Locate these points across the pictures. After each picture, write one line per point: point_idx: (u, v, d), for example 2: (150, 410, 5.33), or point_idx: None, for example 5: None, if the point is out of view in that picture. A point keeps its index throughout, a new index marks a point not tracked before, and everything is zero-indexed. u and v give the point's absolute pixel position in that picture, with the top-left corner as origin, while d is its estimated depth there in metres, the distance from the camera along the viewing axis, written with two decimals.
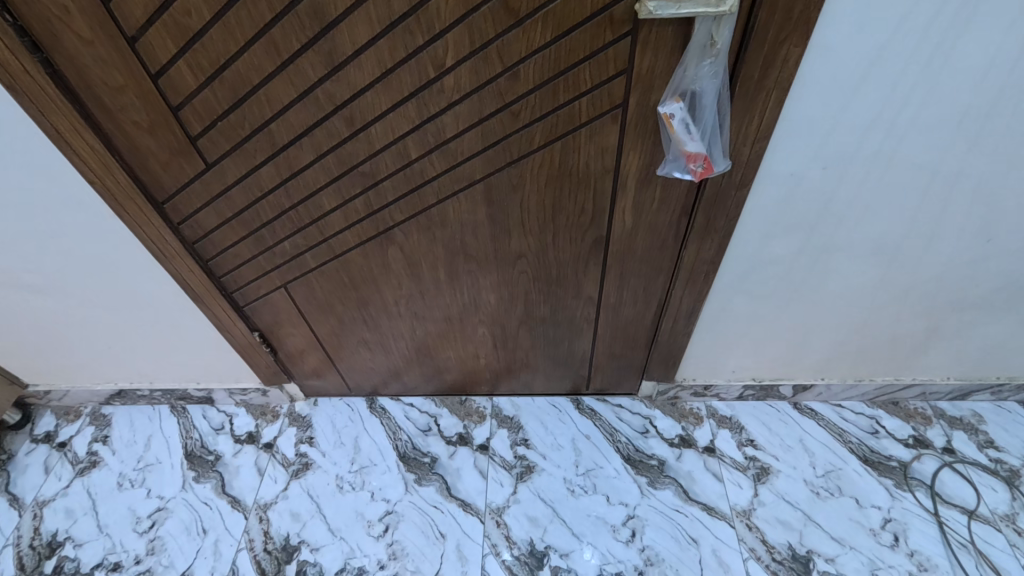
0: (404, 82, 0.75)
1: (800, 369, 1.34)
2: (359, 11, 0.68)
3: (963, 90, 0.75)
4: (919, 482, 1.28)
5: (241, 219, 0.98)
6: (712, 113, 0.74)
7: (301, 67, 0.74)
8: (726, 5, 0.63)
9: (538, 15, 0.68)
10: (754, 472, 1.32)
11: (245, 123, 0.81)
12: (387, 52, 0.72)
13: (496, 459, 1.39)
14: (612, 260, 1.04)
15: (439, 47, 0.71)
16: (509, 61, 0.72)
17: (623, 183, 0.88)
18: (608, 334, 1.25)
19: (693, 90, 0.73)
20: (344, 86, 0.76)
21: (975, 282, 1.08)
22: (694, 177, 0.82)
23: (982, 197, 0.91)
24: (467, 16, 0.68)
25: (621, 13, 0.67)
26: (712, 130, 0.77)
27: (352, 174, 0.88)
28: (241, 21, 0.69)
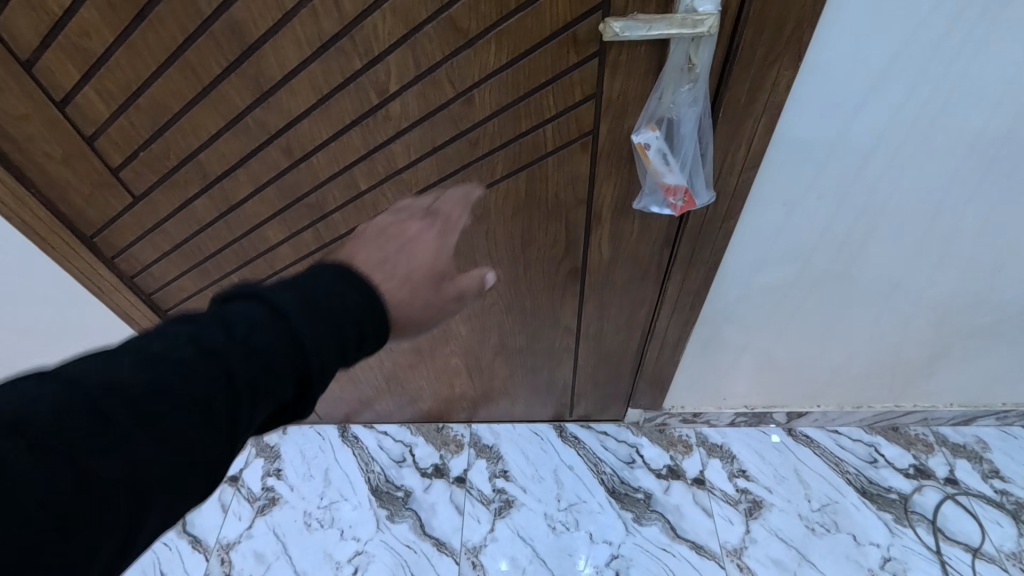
0: (345, 108, 0.66)
1: (795, 396, 1.27)
2: (285, 31, 0.59)
3: (975, 115, 0.67)
4: (921, 516, 1.21)
5: (180, 252, 0.89)
6: (693, 142, 0.66)
7: (225, 94, 0.65)
8: (704, 27, 0.54)
9: (491, 35, 0.59)
10: (746, 506, 1.25)
11: (171, 152, 0.72)
12: (324, 76, 0.63)
13: (473, 493, 1.31)
14: (590, 290, 0.96)
15: (379, 70, 0.62)
16: (461, 86, 0.63)
17: (598, 215, 0.80)
18: (590, 363, 1.17)
19: (671, 118, 0.64)
20: (277, 114, 0.67)
21: (984, 311, 1.00)
22: (675, 212, 0.73)
23: (993, 224, 0.83)
24: (409, 37, 0.59)
25: (586, 33, 0.58)
26: (695, 160, 0.68)
27: (297, 206, 0.80)
28: (149, 42, 0.60)
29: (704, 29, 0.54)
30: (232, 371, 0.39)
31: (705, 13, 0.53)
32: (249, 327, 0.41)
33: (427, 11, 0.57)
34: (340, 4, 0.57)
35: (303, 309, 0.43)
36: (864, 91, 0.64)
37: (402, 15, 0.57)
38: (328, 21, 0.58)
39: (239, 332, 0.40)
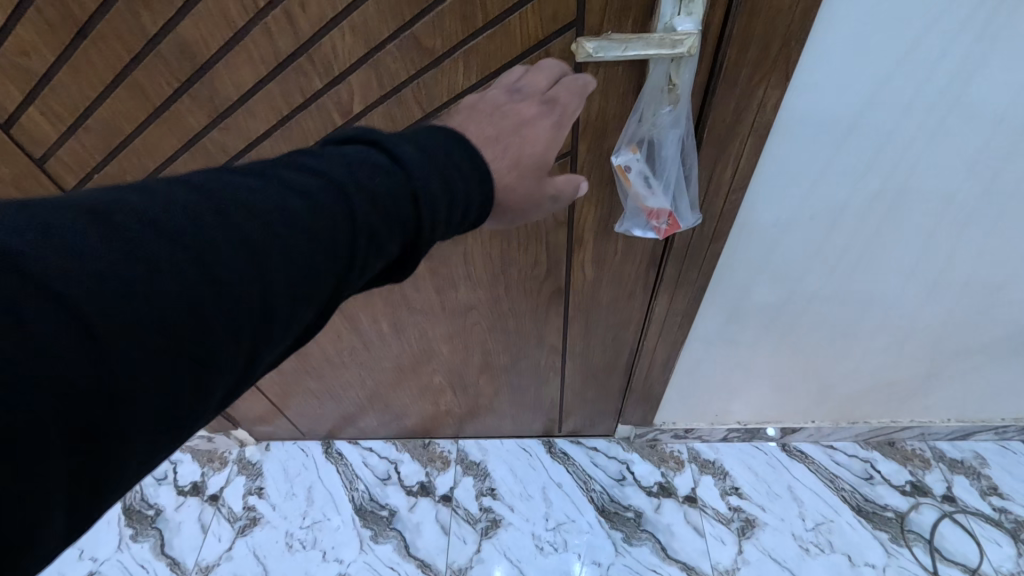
0: (308, 130, 0.62)
1: (788, 412, 1.24)
2: (238, 50, 0.55)
3: (975, 136, 0.64)
4: (917, 535, 1.18)
5: None
6: (675, 164, 0.62)
7: (179, 114, 0.61)
8: (683, 46, 0.50)
9: (458, 54, 0.54)
10: (738, 525, 1.22)
11: (127, 174, 0.68)
12: (284, 96, 0.59)
13: (459, 512, 1.28)
14: (575, 310, 0.92)
15: (341, 90, 0.58)
16: (428, 107, 0.59)
17: (579, 236, 0.76)
18: (577, 381, 1.13)
19: (652, 138, 0.60)
20: (235, 135, 0.63)
21: (983, 329, 0.96)
22: (659, 236, 0.69)
23: (993, 243, 0.79)
24: (371, 55, 0.55)
25: (559, 51, 0.54)
26: (678, 182, 0.64)
27: None
28: (93, 62, 0.56)
29: (682, 50, 0.51)
30: (354, 212, 0.38)
31: (683, 34, 0.50)
32: (369, 172, 0.40)
33: (389, 29, 0.53)
34: (294, 22, 0.53)
35: (421, 163, 0.41)
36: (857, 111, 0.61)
37: (363, 33, 0.53)
38: (283, 40, 0.54)
39: (361, 176, 0.39)
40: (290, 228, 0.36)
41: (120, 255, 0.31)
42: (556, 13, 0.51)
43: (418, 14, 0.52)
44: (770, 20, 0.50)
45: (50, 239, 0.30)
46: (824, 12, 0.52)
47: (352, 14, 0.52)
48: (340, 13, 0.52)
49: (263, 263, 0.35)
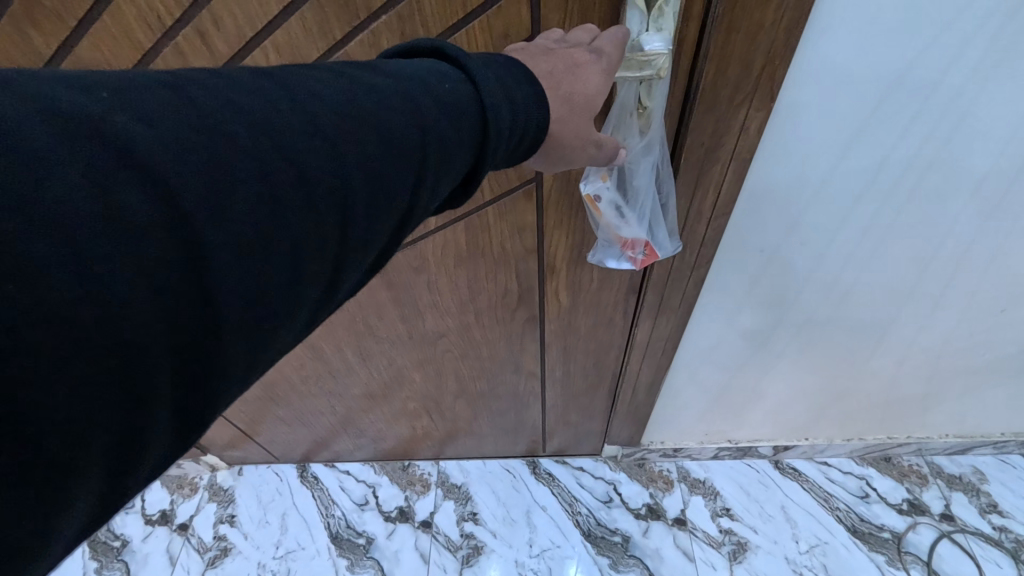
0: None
1: (780, 430, 1.19)
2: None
3: (982, 156, 0.58)
4: (915, 557, 1.13)
5: None
6: (649, 191, 0.56)
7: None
8: (653, 68, 0.45)
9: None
10: (730, 549, 1.17)
11: None
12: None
13: (440, 539, 1.23)
14: (551, 337, 0.86)
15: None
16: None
17: (552, 263, 0.70)
18: (560, 405, 1.08)
19: (622, 165, 0.55)
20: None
21: (985, 349, 0.91)
22: (636, 266, 0.63)
23: (998, 265, 0.74)
24: None
25: None
26: (653, 209, 0.58)
27: None
28: None
29: (649, 71, 0.46)
30: (435, 113, 0.33)
31: (651, 53, 0.44)
32: (441, 83, 0.34)
33: (320, 51, 0.47)
34: (210, 43, 0.46)
35: (491, 79, 0.35)
36: (852, 131, 0.55)
37: (291, 56, 0.47)
38: (199, 63, 0.47)
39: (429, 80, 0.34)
40: (373, 121, 0.31)
41: (205, 129, 0.26)
42: (507, 29, 0.46)
43: (351, 32, 0.46)
44: (747, 36, 0.45)
45: (124, 106, 0.25)
46: (811, 26, 0.46)
47: (275, 34, 0.46)
48: (262, 33, 0.46)
49: (352, 156, 0.29)
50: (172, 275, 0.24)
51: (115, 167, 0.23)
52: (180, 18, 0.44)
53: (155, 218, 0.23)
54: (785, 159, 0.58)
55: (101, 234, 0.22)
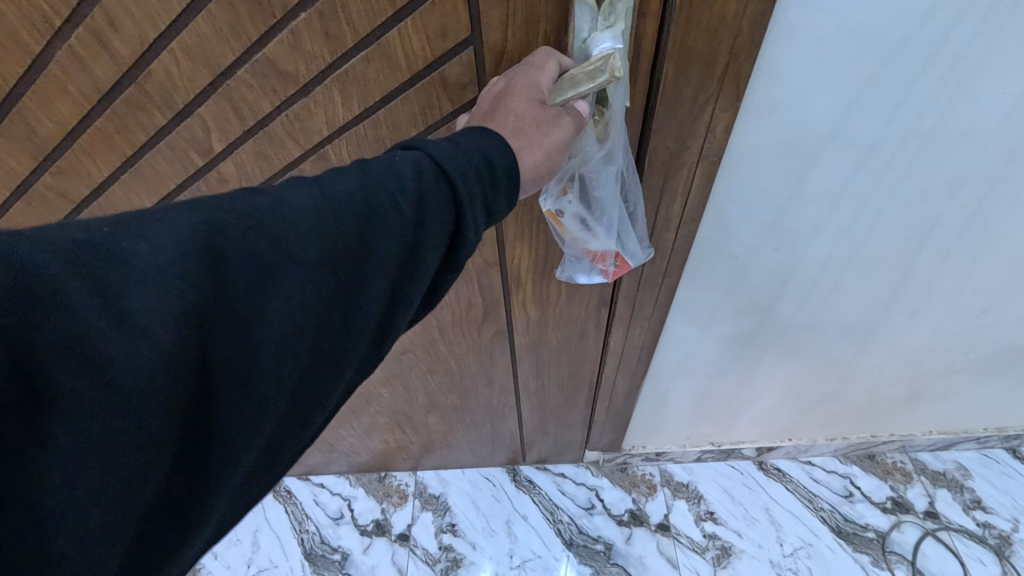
0: (168, 173, 0.56)
1: (765, 432, 1.16)
2: (43, 78, 0.48)
3: (964, 156, 0.54)
4: (900, 557, 1.12)
5: None
6: (614, 200, 0.52)
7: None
8: (604, 74, 0.40)
9: (329, 79, 0.48)
10: (714, 554, 1.15)
11: None
12: (118, 130, 0.52)
13: (418, 553, 1.19)
14: (521, 351, 0.82)
15: (192, 124, 0.51)
16: (307, 142, 0.53)
17: (516, 278, 0.66)
18: (536, 416, 1.04)
19: (583, 176, 0.51)
20: (74, 179, 0.57)
21: (968, 348, 0.89)
22: (608, 278, 0.59)
23: (978, 266, 0.72)
24: (221, 83, 0.48)
25: (455, 75, 0.47)
26: (619, 218, 0.54)
27: None
28: None
29: (603, 78, 0.40)
30: (409, 197, 0.34)
31: (601, 57, 0.40)
32: (410, 159, 0.35)
33: (235, 54, 0.46)
34: (108, 44, 0.45)
35: (452, 148, 0.36)
36: (827, 134, 0.52)
37: (204, 59, 0.46)
38: (100, 67, 0.47)
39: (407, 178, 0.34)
40: (350, 216, 0.33)
41: (204, 245, 0.28)
42: (444, 26, 0.44)
43: (267, 31, 0.45)
44: (706, 30, 0.41)
45: (125, 230, 0.27)
46: (775, 26, 0.42)
47: (181, 33, 0.45)
48: (166, 33, 0.45)
49: (331, 255, 0.32)
50: (179, 383, 0.27)
51: (123, 292, 0.25)
52: (68, 19, 0.44)
53: (165, 333, 0.26)
54: (757, 163, 0.55)
55: (114, 355, 0.25)
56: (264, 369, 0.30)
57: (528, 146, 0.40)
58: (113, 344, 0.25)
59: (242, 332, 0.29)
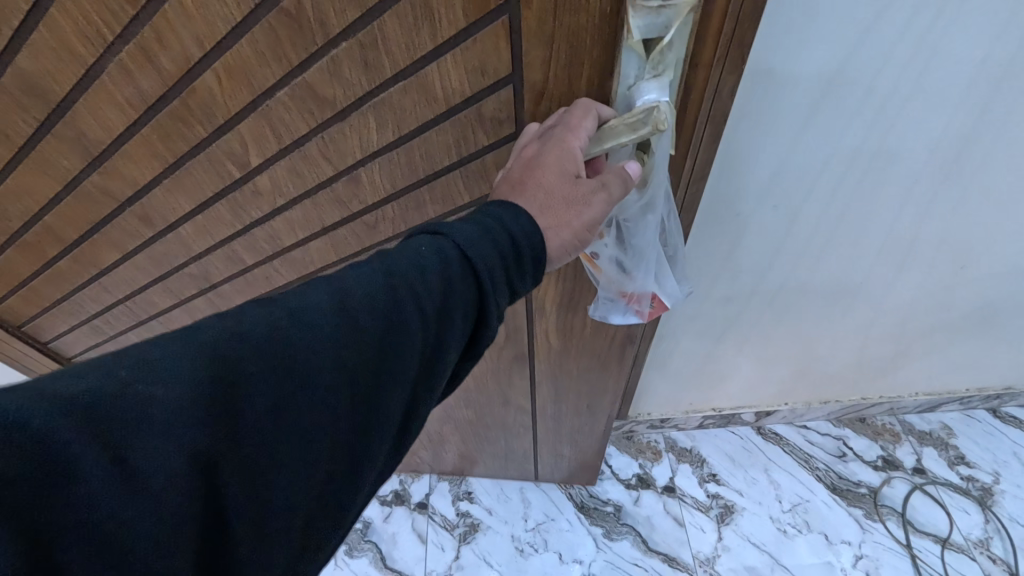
0: (202, 181, 0.67)
1: (758, 396, 1.24)
2: (94, 85, 0.57)
3: (936, 118, 0.62)
4: (890, 510, 1.20)
5: (105, 279, 0.88)
6: (648, 247, 0.60)
7: (58, 156, 0.67)
8: (647, 126, 0.46)
9: (366, 106, 0.54)
10: (717, 511, 1.22)
11: (43, 188, 0.73)
12: (161, 139, 0.62)
13: (436, 519, 1.25)
14: (541, 376, 0.89)
15: (229, 139, 0.61)
16: (339, 163, 0.61)
17: (541, 306, 0.74)
18: (551, 437, 1.09)
19: (620, 223, 0.59)
20: (116, 179, 0.69)
21: (947, 308, 0.97)
22: (644, 318, 0.67)
23: (954, 224, 0.79)
24: (258, 103, 0.56)
25: (492, 109, 0.53)
26: (657, 261, 0.63)
27: (172, 240, 0.78)
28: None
29: (645, 129, 0.47)
30: (433, 298, 0.38)
31: (644, 108, 0.46)
32: (433, 251, 0.39)
33: (275, 76, 0.53)
34: (154, 58, 0.54)
35: (471, 230, 0.40)
36: (816, 101, 0.59)
37: (243, 79, 0.54)
38: (144, 78, 0.56)
39: (430, 274, 0.38)
40: (370, 329, 0.36)
41: (222, 382, 0.31)
42: (483, 63, 0.49)
43: (307, 58, 0.51)
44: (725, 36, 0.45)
45: (143, 373, 0.29)
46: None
47: (224, 55, 0.52)
48: (211, 53, 0.52)
49: (353, 368, 0.36)
50: (189, 521, 0.30)
51: (134, 444, 0.28)
52: (120, 34, 0.52)
53: (176, 470, 0.29)
54: (753, 126, 0.62)
55: (122, 507, 0.27)
56: (274, 487, 0.34)
57: (555, 227, 0.46)
58: (122, 493, 0.27)
59: (256, 453, 0.32)
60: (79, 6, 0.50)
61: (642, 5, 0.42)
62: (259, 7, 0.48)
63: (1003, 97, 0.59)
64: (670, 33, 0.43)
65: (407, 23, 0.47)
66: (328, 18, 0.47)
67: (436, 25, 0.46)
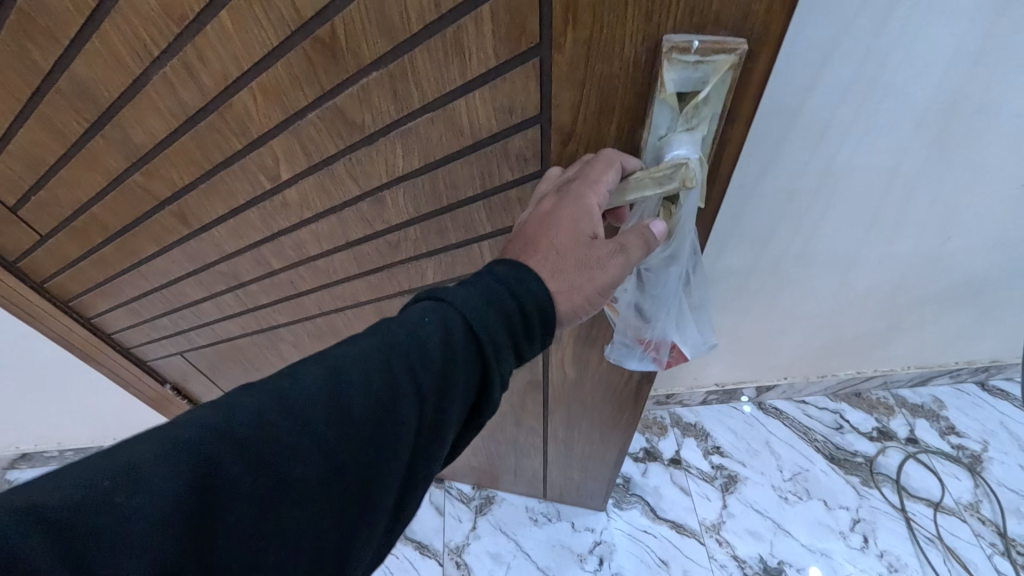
0: (236, 189, 0.72)
1: (759, 371, 1.30)
2: (140, 94, 0.61)
3: (923, 90, 0.67)
4: (886, 476, 1.26)
5: (141, 269, 0.93)
6: (669, 295, 0.62)
7: (104, 157, 0.71)
8: (674, 181, 0.46)
9: (394, 134, 0.56)
10: (722, 481, 1.27)
11: (88, 186, 0.77)
12: (198, 148, 0.66)
13: (453, 494, 1.32)
14: (555, 403, 0.93)
15: (263, 153, 0.64)
16: (367, 183, 0.64)
17: (559, 339, 0.77)
18: (561, 461, 1.11)
19: (642, 272, 0.61)
20: (157, 180, 0.73)
21: (935, 279, 1.04)
22: (660, 365, 0.68)
23: (942, 196, 0.85)
24: (292, 121, 0.59)
25: (518, 146, 0.54)
26: (677, 310, 0.64)
27: (206, 238, 0.83)
28: (51, 116, 0.66)
29: (672, 184, 0.46)
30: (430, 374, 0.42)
31: (672, 163, 0.46)
32: (438, 320, 0.42)
33: (309, 99, 0.55)
34: (196, 74, 0.57)
35: (474, 297, 0.43)
36: (823, 78, 0.65)
37: (278, 98, 0.57)
38: (187, 92, 0.59)
39: (430, 351, 0.41)
40: (366, 417, 0.40)
41: (206, 484, 0.34)
42: (511, 99, 0.50)
43: (339, 84, 0.53)
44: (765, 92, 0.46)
45: (133, 483, 0.32)
46: None
47: (260, 76, 0.55)
48: (248, 72, 0.55)
49: (347, 455, 0.39)
50: None
51: (114, 561, 0.31)
52: (165, 50, 0.55)
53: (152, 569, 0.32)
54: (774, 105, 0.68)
55: None
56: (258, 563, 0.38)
57: (565, 291, 0.48)
58: None
59: (237, 539, 0.36)
60: (132, 24, 0.53)
61: (679, 60, 0.43)
62: (295, 32, 0.50)
63: (983, 68, 0.65)
64: (707, 88, 0.44)
65: (437, 58, 0.48)
66: (361, 49, 0.49)
67: (467, 61, 0.47)
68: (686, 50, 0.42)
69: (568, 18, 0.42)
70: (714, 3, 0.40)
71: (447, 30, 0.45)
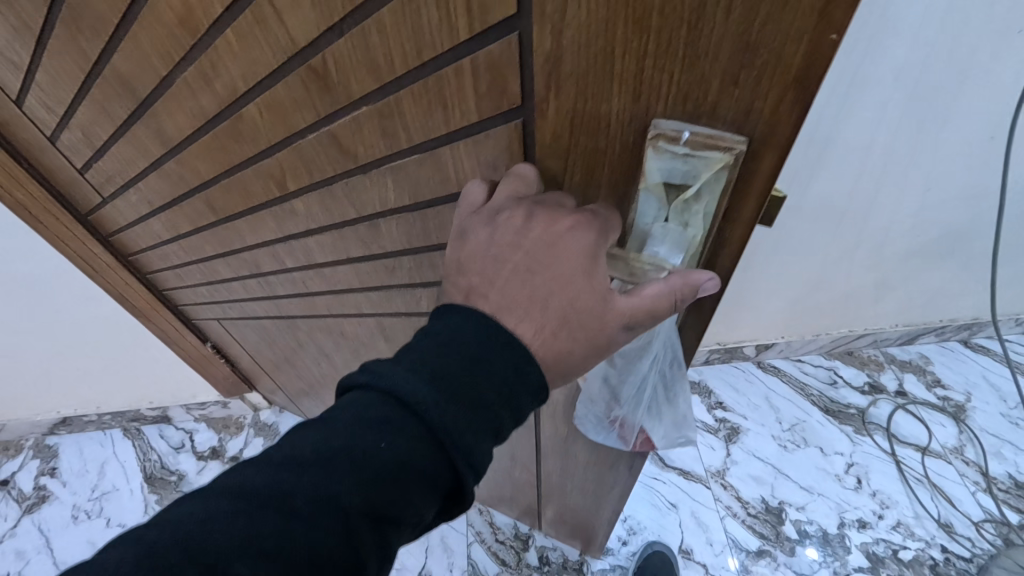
0: (253, 188, 0.72)
1: (760, 329, 1.39)
2: (171, 92, 0.61)
3: (903, 43, 0.76)
4: (876, 425, 1.35)
5: (179, 243, 0.98)
6: (640, 385, 0.63)
7: (145, 143, 0.73)
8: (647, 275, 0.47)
9: (384, 168, 0.55)
10: (726, 433, 1.36)
11: (132, 167, 0.80)
12: (219, 148, 0.67)
13: None
14: (548, 448, 0.91)
15: (270, 164, 0.64)
16: (362, 208, 0.64)
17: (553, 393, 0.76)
18: (555, 503, 1.09)
19: (616, 361, 0.62)
20: (189, 171, 0.75)
21: (919, 234, 1.14)
22: (625, 440, 0.72)
23: (925, 151, 0.95)
24: (293, 139, 0.58)
25: None
26: (648, 398, 0.66)
27: (231, 230, 0.86)
28: (99, 105, 0.68)
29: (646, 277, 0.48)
30: (363, 498, 0.39)
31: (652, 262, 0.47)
32: (380, 412, 0.40)
33: (308, 121, 0.54)
34: (211, 82, 0.57)
35: (422, 380, 0.40)
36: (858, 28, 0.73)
37: (281, 117, 0.56)
38: (205, 99, 0.59)
39: (370, 452, 0.38)
40: (303, 544, 0.37)
41: None
42: (492, 157, 0.48)
43: (333, 113, 0.51)
44: (766, 197, 0.42)
45: None
46: None
47: (264, 95, 0.54)
48: (254, 90, 0.54)
49: None
50: None
51: None
52: (184, 57, 0.55)
53: None
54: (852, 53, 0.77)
55: None
56: None
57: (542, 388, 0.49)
58: None
59: None
60: (154, 31, 0.53)
61: (666, 149, 0.40)
62: (291, 58, 0.48)
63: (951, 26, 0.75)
64: (697, 184, 0.41)
65: (422, 103, 0.45)
66: (351, 82, 0.47)
67: (449, 113, 0.45)
68: (676, 141, 0.39)
69: (550, 89, 0.40)
70: (710, 94, 0.37)
71: (429, 77, 0.43)
